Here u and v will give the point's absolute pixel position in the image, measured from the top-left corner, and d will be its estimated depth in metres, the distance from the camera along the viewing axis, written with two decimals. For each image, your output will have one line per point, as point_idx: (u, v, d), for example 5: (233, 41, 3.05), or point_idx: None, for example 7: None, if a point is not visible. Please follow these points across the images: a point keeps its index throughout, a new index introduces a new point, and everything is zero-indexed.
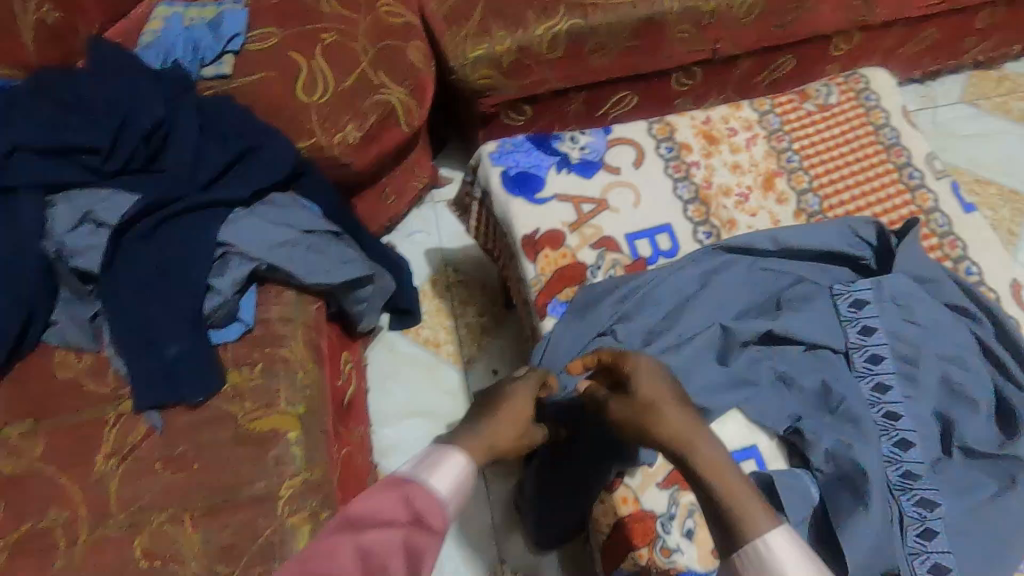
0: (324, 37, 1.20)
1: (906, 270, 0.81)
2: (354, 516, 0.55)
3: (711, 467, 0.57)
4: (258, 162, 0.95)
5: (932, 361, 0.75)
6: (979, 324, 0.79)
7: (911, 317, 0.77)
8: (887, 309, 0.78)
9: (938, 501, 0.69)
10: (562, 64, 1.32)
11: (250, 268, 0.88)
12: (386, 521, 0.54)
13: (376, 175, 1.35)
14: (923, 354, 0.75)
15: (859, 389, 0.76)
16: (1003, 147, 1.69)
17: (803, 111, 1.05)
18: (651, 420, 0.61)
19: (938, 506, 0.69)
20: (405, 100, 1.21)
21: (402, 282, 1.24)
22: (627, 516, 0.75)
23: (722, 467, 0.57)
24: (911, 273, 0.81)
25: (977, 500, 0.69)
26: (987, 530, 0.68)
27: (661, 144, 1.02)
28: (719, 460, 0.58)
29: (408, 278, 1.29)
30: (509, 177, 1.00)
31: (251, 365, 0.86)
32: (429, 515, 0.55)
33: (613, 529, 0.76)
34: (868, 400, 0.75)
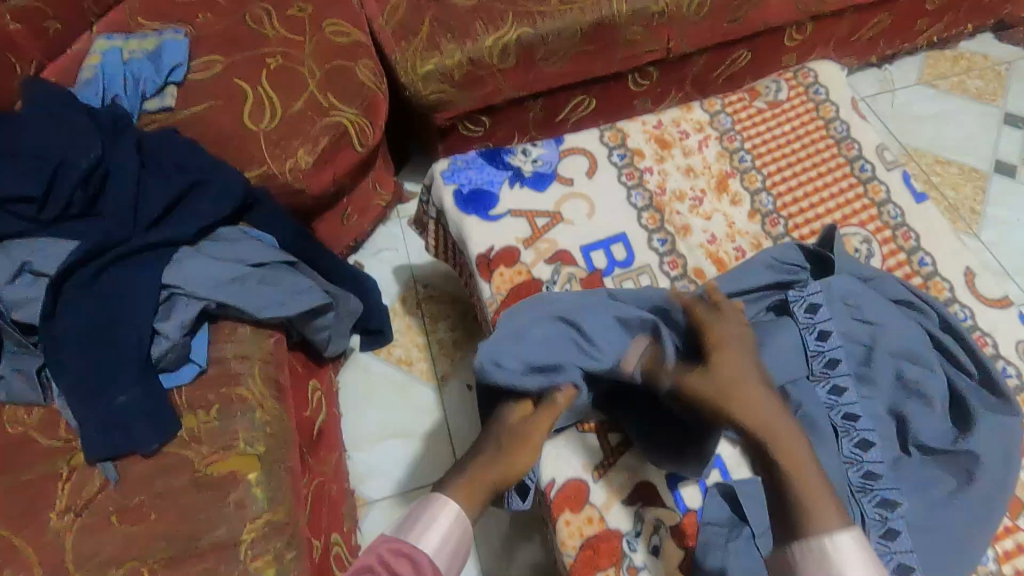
0: (269, 62, 1.18)
1: (850, 271, 0.82)
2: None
3: (789, 458, 0.63)
4: (203, 198, 0.94)
5: (884, 359, 0.75)
6: (927, 316, 0.80)
7: (862, 317, 0.78)
8: (839, 310, 0.78)
9: (899, 501, 0.69)
10: (515, 74, 1.31)
11: (199, 307, 0.86)
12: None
13: (335, 197, 1.33)
14: (876, 353, 0.75)
15: (816, 393, 0.75)
16: (962, 126, 1.70)
17: (753, 109, 1.05)
18: (731, 404, 0.66)
19: (900, 505, 0.69)
20: (357, 120, 1.19)
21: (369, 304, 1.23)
22: (592, 537, 0.76)
23: (792, 449, 0.64)
24: (854, 272, 0.82)
25: (935, 496, 0.70)
26: (947, 525, 0.68)
27: (613, 152, 1.02)
28: (796, 455, 0.63)
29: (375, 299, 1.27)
30: (462, 195, 0.98)
31: (207, 407, 0.85)
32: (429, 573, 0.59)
33: (579, 550, 0.76)
34: (824, 401, 0.74)
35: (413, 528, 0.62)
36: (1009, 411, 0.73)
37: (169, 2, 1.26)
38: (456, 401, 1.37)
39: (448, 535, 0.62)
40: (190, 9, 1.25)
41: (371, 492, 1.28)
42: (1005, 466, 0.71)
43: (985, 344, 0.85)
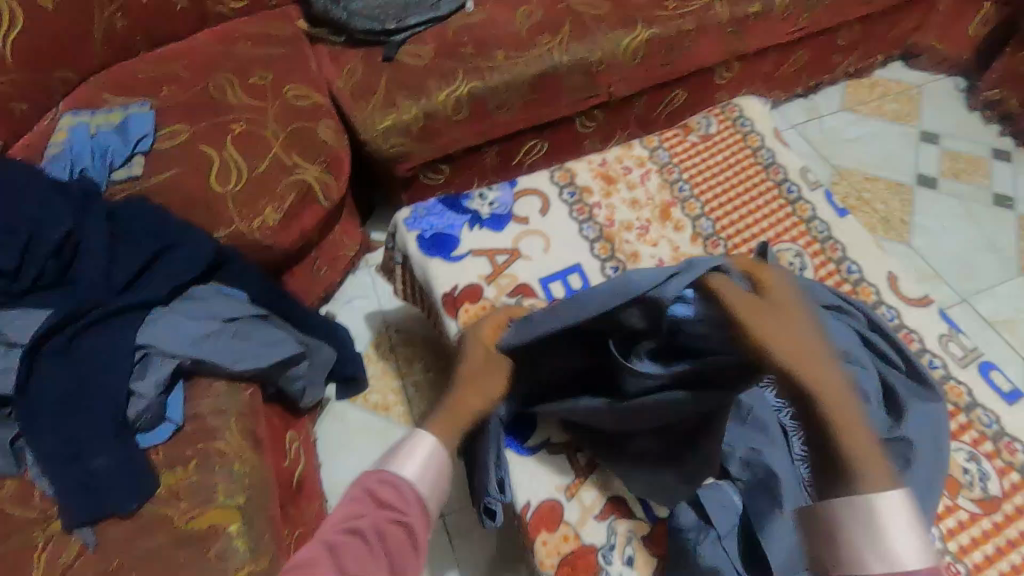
0: (234, 128, 1.24)
1: (782, 282, 0.89)
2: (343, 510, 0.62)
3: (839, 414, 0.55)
4: (175, 260, 0.97)
5: None
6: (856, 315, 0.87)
7: None
8: None
9: None
10: (469, 124, 1.39)
11: (173, 365, 0.88)
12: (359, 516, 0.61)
13: (304, 250, 1.38)
14: None
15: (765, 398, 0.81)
16: (885, 145, 1.85)
17: (687, 143, 1.15)
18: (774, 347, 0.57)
19: None
20: (321, 177, 1.25)
21: (342, 351, 1.26)
22: (570, 553, 0.81)
23: (842, 400, 0.56)
24: (786, 282, 0.90)
25: None
26: None
27: (563, 190, 1.09)
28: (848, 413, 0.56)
29: (348, 347, 1.30)
30: (425, 240, 1.04)
31: (185, 463, 0.86)
32: (393, 501, 0.63)
33: (557, 568, 0.80)
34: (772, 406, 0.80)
35: (393, 458, 0.66)
36: (932, 397, 0.81)
37: (133, 78, 1.32)
38: None
39: (425, 465, 0.66)
40: (155, 83, 1.31)
41: None
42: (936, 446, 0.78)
43: (912, 340, 0.93)
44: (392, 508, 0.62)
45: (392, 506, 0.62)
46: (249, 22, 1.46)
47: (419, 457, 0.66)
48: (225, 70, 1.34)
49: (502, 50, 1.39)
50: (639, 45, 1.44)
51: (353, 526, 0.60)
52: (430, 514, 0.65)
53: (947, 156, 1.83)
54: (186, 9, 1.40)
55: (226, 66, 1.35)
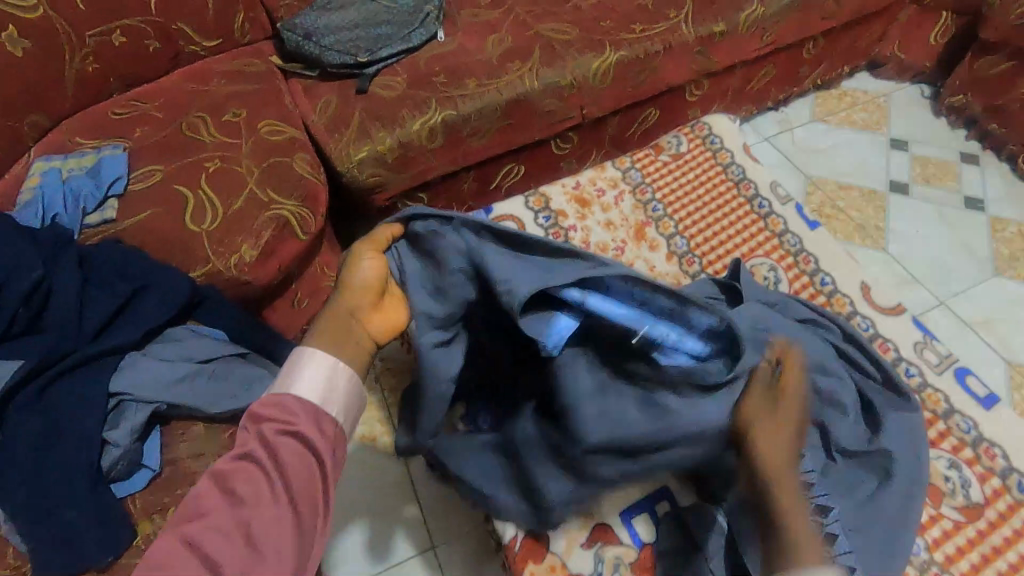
0: (208, 166, 1.25)
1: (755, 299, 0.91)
2: (231, 460, 0.64)
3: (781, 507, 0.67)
4: (149, 301, 0.97)
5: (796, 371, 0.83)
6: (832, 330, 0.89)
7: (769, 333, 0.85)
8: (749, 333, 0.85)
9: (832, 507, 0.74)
10: (444, 151, 1.40)
11: (148, 410, 0.87)
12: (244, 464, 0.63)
13: (283, 285, 1.37)
14: None
15: None
16: (855, 153, 1.89)
17: (659, 162, 1.17)
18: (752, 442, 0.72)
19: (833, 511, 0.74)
20: (298, 211, 1.25)
21: None
22: None
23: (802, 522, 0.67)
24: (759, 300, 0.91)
25: (864, 494, 0.77)
26: (876, 519, 0.76)
27: (539, 215, 1.10)
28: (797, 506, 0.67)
29: None
30: None
31: (163, 511, 0.84)
32: (281, 421, 0.65)
33: None
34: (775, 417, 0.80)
35: (279, 383, 0.68)
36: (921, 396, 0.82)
37: (107, 120, 1.32)
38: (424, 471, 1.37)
39: (311, 376, 0.68)
40: (128, 124, 1.31)
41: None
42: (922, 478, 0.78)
43: (888, 349, 0.94)
44: (284, 428, 0.64)
45: (283, 426, 0.64)
46: (222, 60, 1.47)
47: (307, 372, 0.68)
48: (198, 109, 1.35)
49: (474, 78, 1.41)
50: (609, 67, 1.46)
51: (241, 457, 0.63)
52: (327, 419, 0.67)
53: (917, 161, 1.86)
54: (159, 49, 1.41)
55: (199, 104, 1.36)
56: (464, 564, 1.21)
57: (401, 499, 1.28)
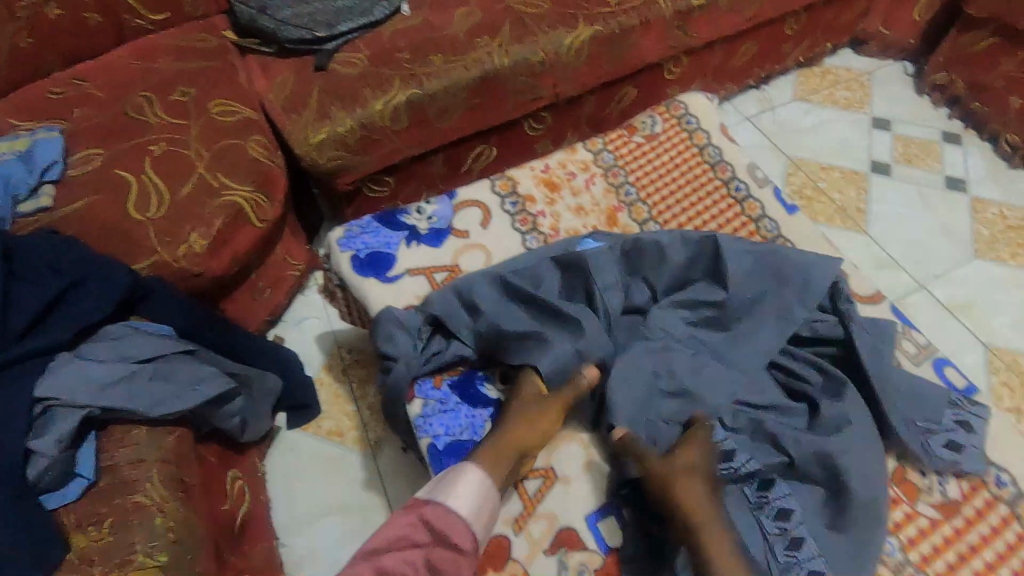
0: (153, 149, 1.16)
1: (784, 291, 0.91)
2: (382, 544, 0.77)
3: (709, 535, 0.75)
4: (84, 297, 0.90)
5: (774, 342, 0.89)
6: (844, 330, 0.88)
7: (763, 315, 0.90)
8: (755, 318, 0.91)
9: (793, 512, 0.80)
10: (409, 133, 1.33)
11: (80, 416, 0.81)
12: (405, 544, 0.77)
13: (242, 275, 1.31)
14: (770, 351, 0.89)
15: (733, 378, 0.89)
16: (837, 133, 1.85)
17: (633, 144, 1.11)
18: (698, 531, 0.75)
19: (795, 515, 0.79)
20: (252, 197, 1.19)
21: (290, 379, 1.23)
22: None
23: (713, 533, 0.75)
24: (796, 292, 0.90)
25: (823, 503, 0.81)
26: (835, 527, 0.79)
27: (505, 200, 1.06)
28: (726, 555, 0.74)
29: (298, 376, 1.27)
30: (359, 260, 1.00)
31: (99, 522, 0.79)
32: (445, 532, 0.76)
33: None
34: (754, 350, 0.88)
35: (446, 486, 0.80)
36: (882, 321, 0.90)
37: (43, 100, 1.23)
38: (392, 467, 1.33)
39: (468, 496, 0.79)
40: (67, 105, 1.22)
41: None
42: (909, 390, 0.85)
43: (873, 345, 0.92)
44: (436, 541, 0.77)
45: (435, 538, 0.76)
46: (171, 34, 1.38)
47: (465, 492, 0.79)
48: (143, 88, 1.26)
49: (440, 54, 1.33)
50: (583, 43, 1.39)
51: (403, 547, 0.77)
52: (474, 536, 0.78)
53: (900, 142, 1.83)
54: (100, 23, 1.31)
55: (144, 82, 1.27)
56: None
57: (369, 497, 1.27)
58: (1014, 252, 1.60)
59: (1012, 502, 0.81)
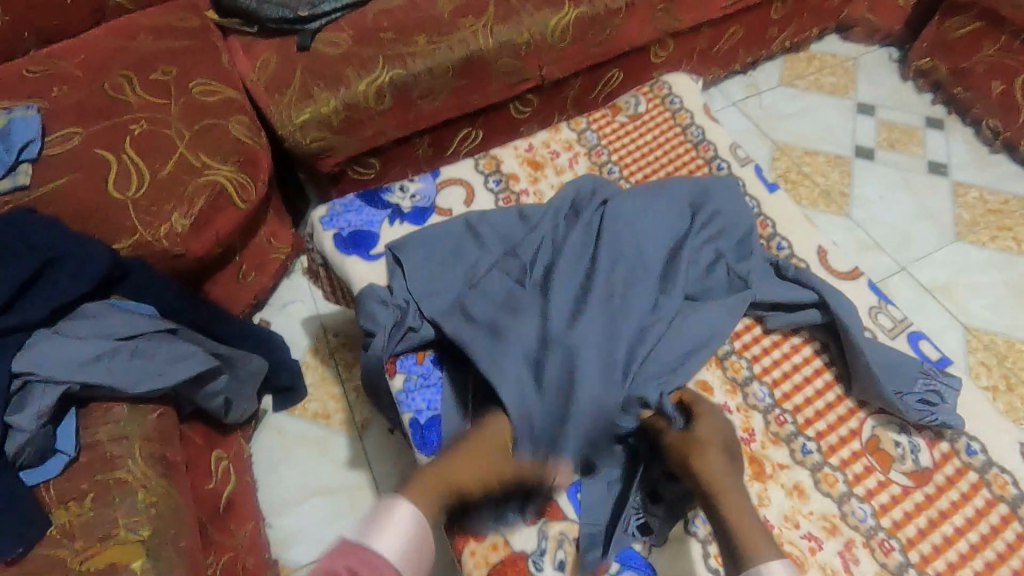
0: (133, 129, 1.15)
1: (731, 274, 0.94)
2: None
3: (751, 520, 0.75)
4: (63, 275, 0.90)
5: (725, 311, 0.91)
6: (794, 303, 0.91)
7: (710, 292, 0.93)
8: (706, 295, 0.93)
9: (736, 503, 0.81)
10: (393, 114, 1.33)
11: (59, 391, 0.80)
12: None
13: (226, 258, 1.31)
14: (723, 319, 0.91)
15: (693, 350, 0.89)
16: (822, 118, 1.86)
17: (616, 123, 1.12)
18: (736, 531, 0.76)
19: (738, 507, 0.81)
20: (235, 177, 1.18)
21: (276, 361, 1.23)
22: (498, 562, 0.81)
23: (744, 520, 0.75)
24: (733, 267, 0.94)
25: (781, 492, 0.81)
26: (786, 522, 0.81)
27: (489, 178, 1.06)
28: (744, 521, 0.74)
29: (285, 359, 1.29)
30: (343, 238, 1.00)
31: (81, 498, 0.79)
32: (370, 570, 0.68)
33: None
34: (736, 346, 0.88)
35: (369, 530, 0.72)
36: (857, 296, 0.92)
37: (20, 78, 1.21)
38: (378, 447, 1.33)
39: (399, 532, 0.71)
40: (45, 83, 1.20)
41: (298, 559, 1.21)
42: (883, 361, 0.85)
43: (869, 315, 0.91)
44: None
45: None
46: (151, 13, 1.35)
47: (388, 528, 0.72)
48: (124, 67, 1.24)
49: (424, 35, 1.32)
50: (569, 24, 1.39)
51: None
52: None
53: (883, 127, 1.84)
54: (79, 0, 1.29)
55: (125, 62, 1.25)
56: None
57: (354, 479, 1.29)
58: (993, 234, 1.62)
59: (981, 468, 0.82)
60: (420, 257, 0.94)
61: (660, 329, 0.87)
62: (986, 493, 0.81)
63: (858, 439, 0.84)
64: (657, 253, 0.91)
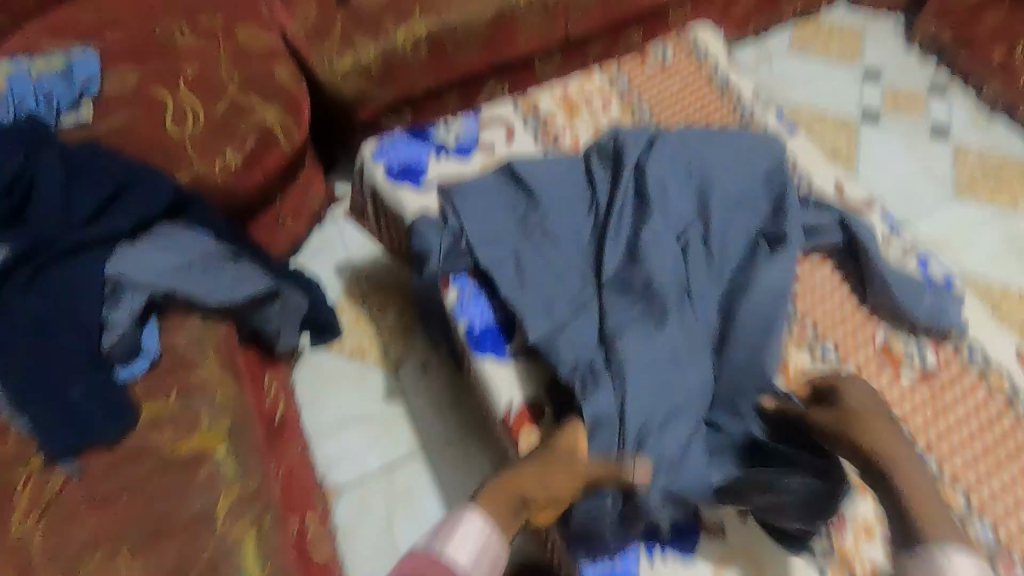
0: (186, 70, 1.21)
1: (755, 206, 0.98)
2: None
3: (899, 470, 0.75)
4: (137, 197, 0.96)
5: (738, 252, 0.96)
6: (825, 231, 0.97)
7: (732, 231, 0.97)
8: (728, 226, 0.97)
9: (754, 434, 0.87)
10: (427, 64, 1.39)
11: (144, 297, 0.88)
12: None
13: (269, 200, 1.37)
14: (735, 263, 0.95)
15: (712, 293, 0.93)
16: (830, 83, 1.93)
17: (645, 70, 1.18)
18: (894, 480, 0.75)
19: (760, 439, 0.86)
20: (281, 120, 1.24)
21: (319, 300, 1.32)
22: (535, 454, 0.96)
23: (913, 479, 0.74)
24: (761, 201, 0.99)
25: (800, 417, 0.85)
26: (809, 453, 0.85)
27: (527, 118, 1.13)
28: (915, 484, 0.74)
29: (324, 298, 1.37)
30: (393, 170, 1.07)
31: (165, 394, 0.86)
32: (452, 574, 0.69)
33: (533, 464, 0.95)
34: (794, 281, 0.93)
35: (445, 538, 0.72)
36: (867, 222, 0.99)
37: (73, 23, 1.26)
38: (413, 382, 1.41)
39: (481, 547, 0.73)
40: (97, 27, 1.25)
41: (340, 481, 1.29)
42: (895, 277, 0.93)
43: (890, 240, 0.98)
44: None
45: None
46: None
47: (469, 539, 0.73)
48: (172, 13, 1.29)
49: None
50: None
51: None
52: None
53: (889, 91, 1.92)
54: None
55: (172, 10, 1.30)
56: (453, 464, 1.31)
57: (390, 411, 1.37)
58: (990, 192, 1.70)
59: (981, 369, 0.89)
60: (470, 191, 1.00)
61: (686, 277, 0.93)
62: (987, 391, 0.88)
63: (874, 346, 0.91)
64: (680, 200, 0.98)
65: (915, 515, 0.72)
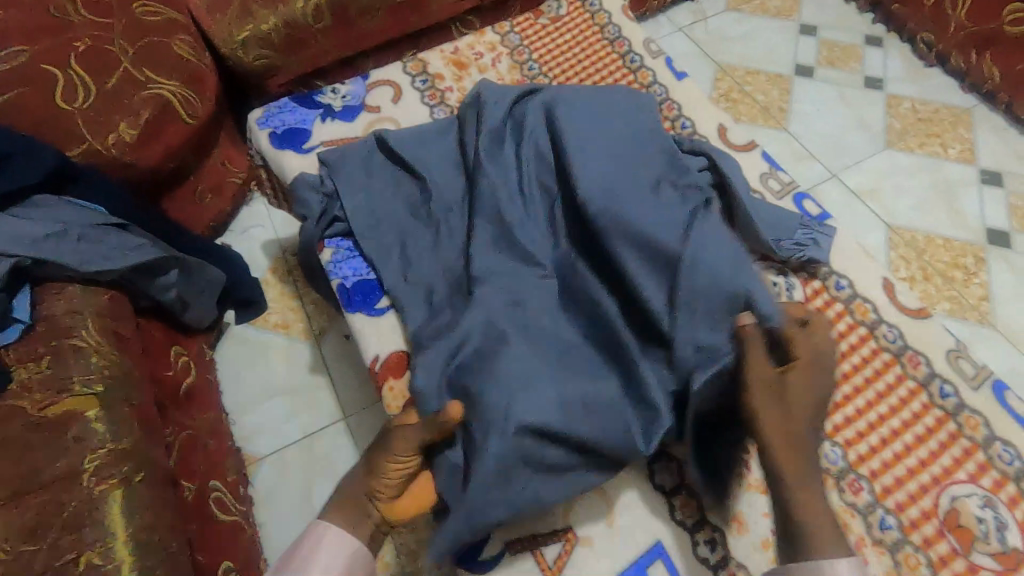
0: (75, 44, 1.17)
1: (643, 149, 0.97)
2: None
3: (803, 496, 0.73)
4: (13, 168, 0.96)
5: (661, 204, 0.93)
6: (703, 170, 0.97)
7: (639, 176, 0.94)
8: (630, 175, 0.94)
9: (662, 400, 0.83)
10: (333, 33, 1.37)
11: (12, 263, 0.89)
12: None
13: (181, 176, 1.38)
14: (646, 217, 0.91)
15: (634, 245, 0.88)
16: (765, 40, 1.91)
17: (537, 25, 1.18)
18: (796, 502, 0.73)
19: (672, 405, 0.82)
20: (179, 92, 1.26)
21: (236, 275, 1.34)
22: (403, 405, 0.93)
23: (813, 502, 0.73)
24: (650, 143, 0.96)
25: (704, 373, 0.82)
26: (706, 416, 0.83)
27: (415, 78, 1.12)
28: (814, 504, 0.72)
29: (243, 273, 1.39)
30: (277, 135, 1.07)
31: (38, 360, 0.87)
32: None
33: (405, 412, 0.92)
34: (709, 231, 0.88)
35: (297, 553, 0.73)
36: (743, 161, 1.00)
37: None
38: (335, 352, 1.42)
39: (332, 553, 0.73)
40: None
41: (260, 450, 1.30)
42: (766, 217, 0.94)
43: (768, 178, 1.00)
44: None
45: None
46: None
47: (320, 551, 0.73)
48: None
49: None
50: None
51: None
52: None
53: (824, 46, 1.89)
54: None
55: None
56: (374, 428, 1.32)
57: (313, 381, 1.38)
58: (920, 141, 1.69)
59: (846, 300, 0.93)
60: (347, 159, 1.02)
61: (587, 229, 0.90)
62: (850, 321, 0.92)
63: None
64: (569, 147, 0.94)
65: (807, 532, 0.71)
